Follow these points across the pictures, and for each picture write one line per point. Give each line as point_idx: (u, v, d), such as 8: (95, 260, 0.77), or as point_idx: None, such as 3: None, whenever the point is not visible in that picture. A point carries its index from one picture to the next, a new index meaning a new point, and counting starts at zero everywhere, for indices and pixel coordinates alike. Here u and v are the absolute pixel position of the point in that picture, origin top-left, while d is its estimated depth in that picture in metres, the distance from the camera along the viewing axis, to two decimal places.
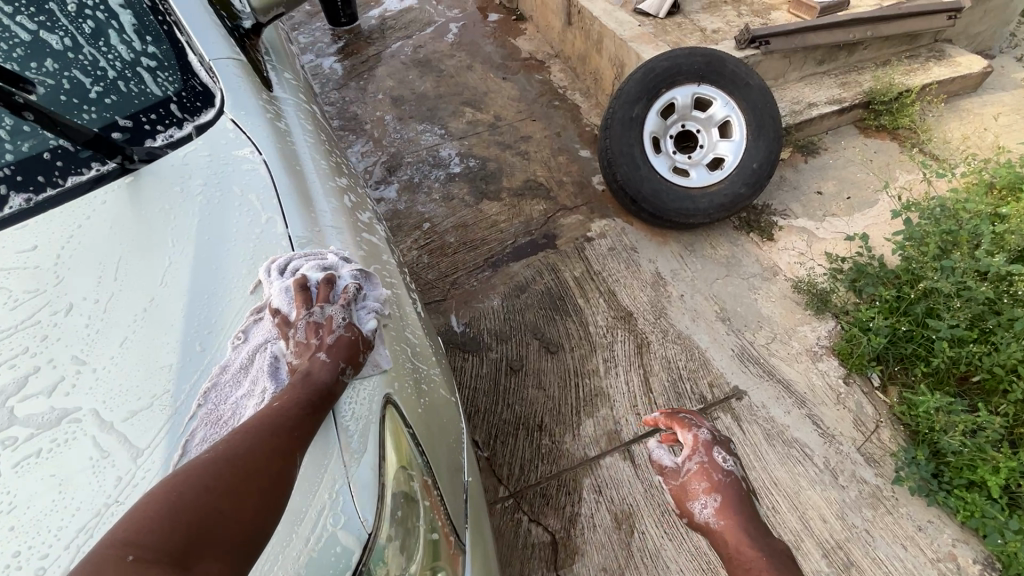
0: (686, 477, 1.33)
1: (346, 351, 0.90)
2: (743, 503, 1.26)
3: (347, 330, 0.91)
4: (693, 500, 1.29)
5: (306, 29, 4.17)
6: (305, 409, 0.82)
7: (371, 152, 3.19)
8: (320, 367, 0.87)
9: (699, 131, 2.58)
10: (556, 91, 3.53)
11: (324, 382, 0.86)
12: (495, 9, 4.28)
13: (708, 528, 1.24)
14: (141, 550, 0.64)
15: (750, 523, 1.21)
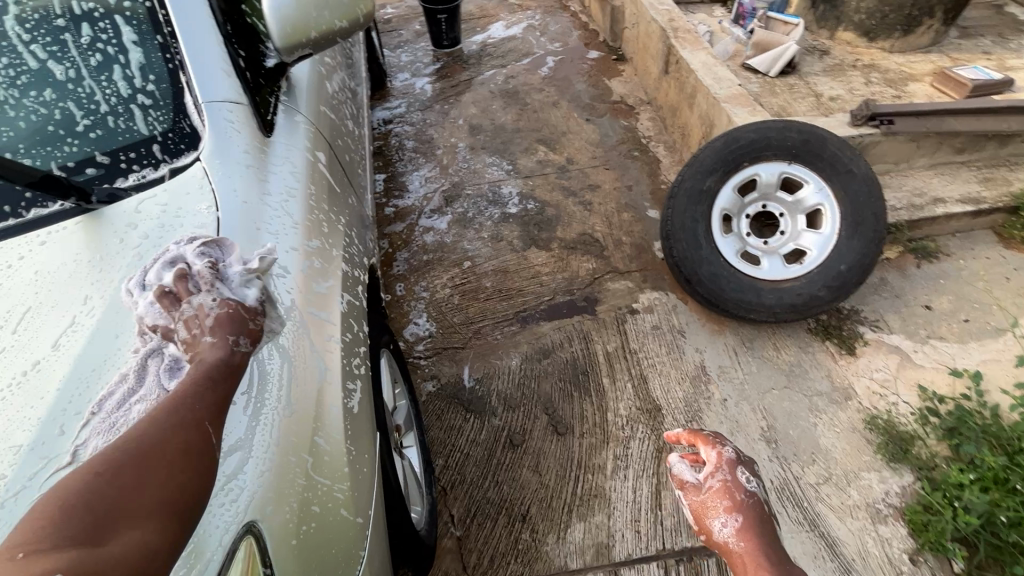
0: (706, 493, 1.27)
1: (231, 324, 0.76)
2: (765, 525, 1.21)
3: (224, 308, 0.76)
4: (712, 518, 1.23)
5: (409, 48, 4.31)
6: (202, 384, 0.73)
7: (434, 179, 3.17)
8: (215, 353, 0.75)
9: (781, 215, 2.24)
10: (638, 141, 3.31)
11: (216, 364, 0.74)
12: (597, 46, 4.15)
13: (727, 548, 1.20)
14: (36, 544, 0.57)
15: (772, 550, 1.17)
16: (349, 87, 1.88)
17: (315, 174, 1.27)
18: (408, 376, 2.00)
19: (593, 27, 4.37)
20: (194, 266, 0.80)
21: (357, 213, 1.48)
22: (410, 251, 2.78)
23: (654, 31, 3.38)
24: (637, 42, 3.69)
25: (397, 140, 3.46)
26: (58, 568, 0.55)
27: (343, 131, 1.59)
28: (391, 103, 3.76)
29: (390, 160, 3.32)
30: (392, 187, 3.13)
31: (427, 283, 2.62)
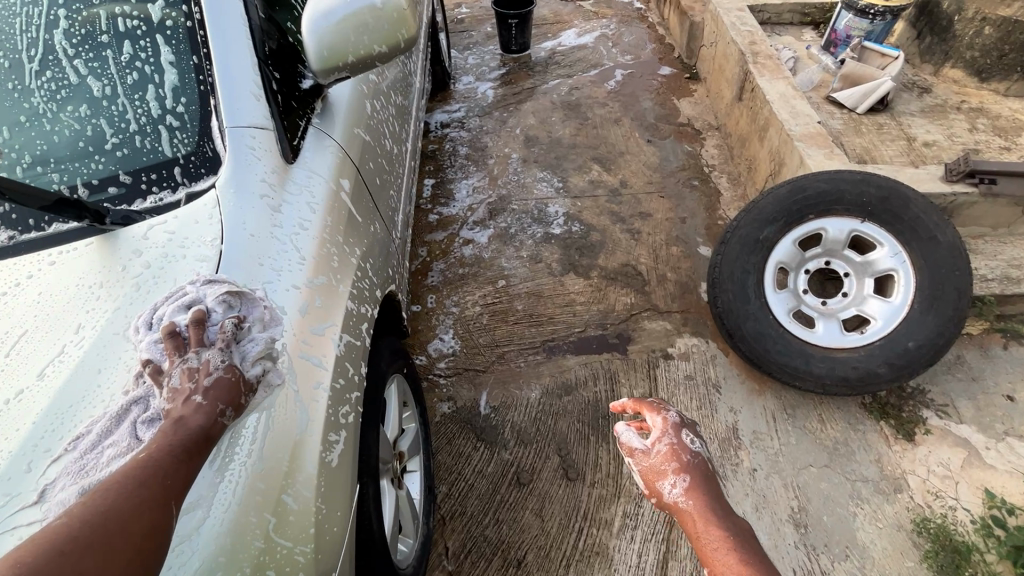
0: (654, 458, 1.13)
1: (227, 394, 0.80)
2: (712, 486, 1.07)
3: (226, 373, 0.81)
4: (661, 481, 1.10)
5: (477, 50, 4.27)
6: (178, 455, 0.73)
7: (482, 189, 3.13)
8: (196, 415, 0.77)
9: (846, 275, 2.02)
10: (700, 169, 3.12)
11: (197, 429, 0.76)
12: (671, 62, 3.95)
13: (679, 510, 1.05)
14: None
15: (724, 510, 1.03)
16: (397, 100, 1.85)
17: (336, 202, 1.24)
18: (422, 399, 1.97)
19: (669, 41, 4.16)
20: (213, 317, 0.84)
21: (380, 240, 1.45)
22: (447, 262, 2.75)
23: (732, 53, 3.16)
24: (713, 62, 3.48)
25: (451, 144, 3.44)
26: None
27: (379, 151, 1.56)
28: (451, 106, 3.75)
29: (441, 165, 3.30)
30: (439, 194, 3.12)
31: (458, 298, 2.59)
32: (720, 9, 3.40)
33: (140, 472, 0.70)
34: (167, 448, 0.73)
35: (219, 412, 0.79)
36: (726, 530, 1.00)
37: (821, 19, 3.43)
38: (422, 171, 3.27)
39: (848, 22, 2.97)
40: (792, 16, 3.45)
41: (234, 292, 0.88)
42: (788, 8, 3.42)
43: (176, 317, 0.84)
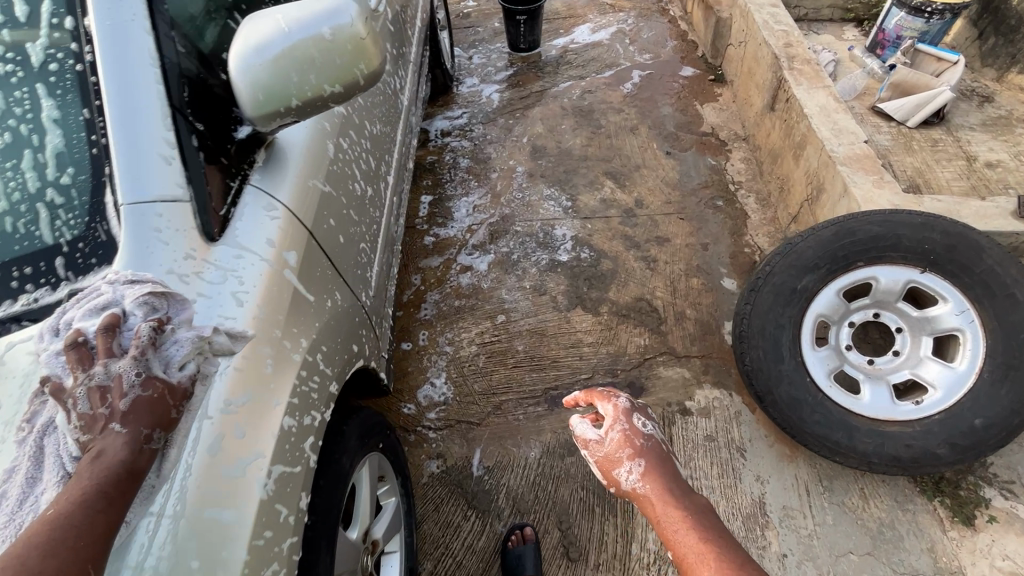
0: (608, 445, 1.22)
1: (152, 414, 0.69)
2: (667, 466, 1.17)
3: (145, 388, 0.69)
4: (618, 469, 1.19)
5: (483, 49, 3.98)
6: (95, 505, 0.63)
7: (483, 208, 2.87)
8: (114, 450, 0.65)
9: (898, 331, 1.74)
10: (724, 187, 2.82)
11: (120, 465, 0.65)
12: (693, 62, 3.62)
13: (636, 494, 1.15)
14: None
15: (679, 484, 1.14)
16: (376, 129, 1.59)
17: (278, 287, 0.99)
18: (406, 471, 1.74)
19: (692, 38, 3.82)
20: (132, 319, 0.73)
21: (344, 314, 1.21)
22: (442, 293, 2.52)
23: (764, 55, 2.83)
24: (742, 64, 3.15)
25: (451, 156, 3.18)
26: None
27: (345, 201, 1.31)
28: (452, 111, 3.47)
29: (440, 179, 3.05)
30: (436, 212, 2.87)
31: (452, 335, 2.35)
32: (751, 5, 3.05)
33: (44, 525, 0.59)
34: (78, 496, 0.62)
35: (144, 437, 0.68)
36: (685, 509, 1.08)
37: (865, 15, 3.08)
38: (419, 186, 3.02)
39: (899, 21, 2.62)
40: (833, 11, 3.10)
41: (154, 291, 0.77)
42: (829, 3, 3.07)
43: (84, 323, 0.72)
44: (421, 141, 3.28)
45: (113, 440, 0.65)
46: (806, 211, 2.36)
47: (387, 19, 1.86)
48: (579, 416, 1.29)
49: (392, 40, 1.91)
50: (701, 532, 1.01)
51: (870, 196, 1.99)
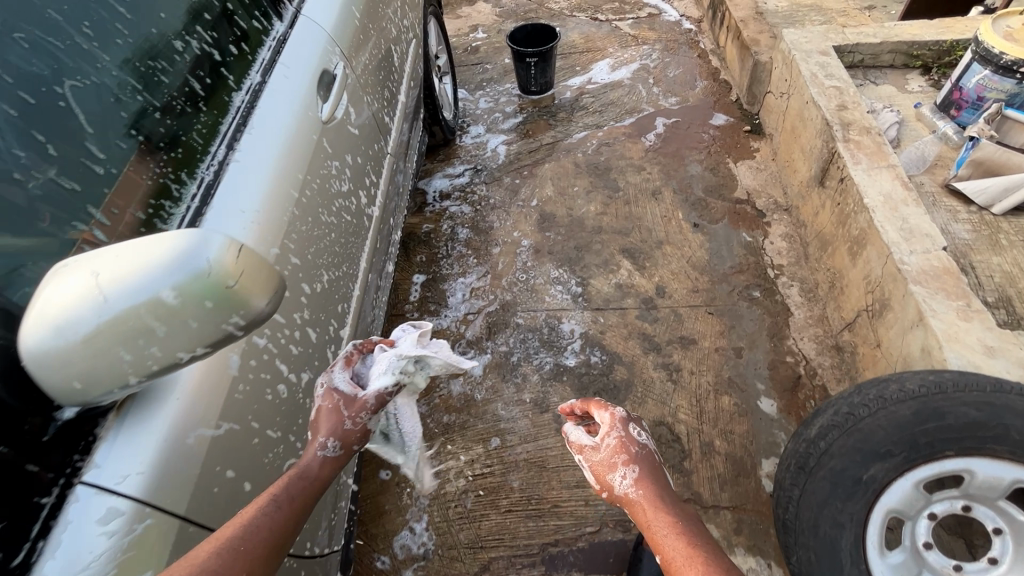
0: (603, 452, 1.07)
1: (329, 425, 1.01)
2: (660, 478, 1.03)
3: (328, 400, 1.03)
4: (612, 476, 1.04)
5: (490, 91, 3.62)
6: (288, 492, 0.91)
7: (482, 292, 2.53)
8: (308, 455, 0.98)
9: (997, 532, 1.34)
10: (762, 272, 2.42)
11: (309, 468, 0.96)
12: (726, 108, 3.20)
13: (629, 504, 1.01)
14: None
15: (672, 499, 1.00)
16: (320, 285, 1.26)
17: None
18: None
19: (724, 78, 3.39)
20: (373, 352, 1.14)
21: None
22: (430, 404, 2.19)
23: (811, 117, 2.41)
24: (784, 119, 2.72)
25: (449, 224, 2.85)
26: None
27: (255, 426, 0.99)
28: (453, 168, 3.13)
29: (435, 254, 2.72)
30: (428, 297, 2.55)
31: (438, 463, 2.02)
32: (796, 52, 2.62)
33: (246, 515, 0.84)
34: (282, 484, 0.92)
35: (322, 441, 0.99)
36: (677, 520, 0.95)
37: (934, 61, 2.61)
38: (411, 263, 2.70)
39: (981, 80, 2.16)
40: (895, 56, 2.64)
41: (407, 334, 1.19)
42: (889, 48, 2.61)
43: None
44: (416, 206, 2.95)
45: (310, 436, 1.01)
46: (864, 322, 1.95)
47: (350, 123, 1.53)
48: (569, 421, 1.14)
49: (360, 145, 1.58)
50: (694, 541, 0.91)
51: (953, 330, 1.58)
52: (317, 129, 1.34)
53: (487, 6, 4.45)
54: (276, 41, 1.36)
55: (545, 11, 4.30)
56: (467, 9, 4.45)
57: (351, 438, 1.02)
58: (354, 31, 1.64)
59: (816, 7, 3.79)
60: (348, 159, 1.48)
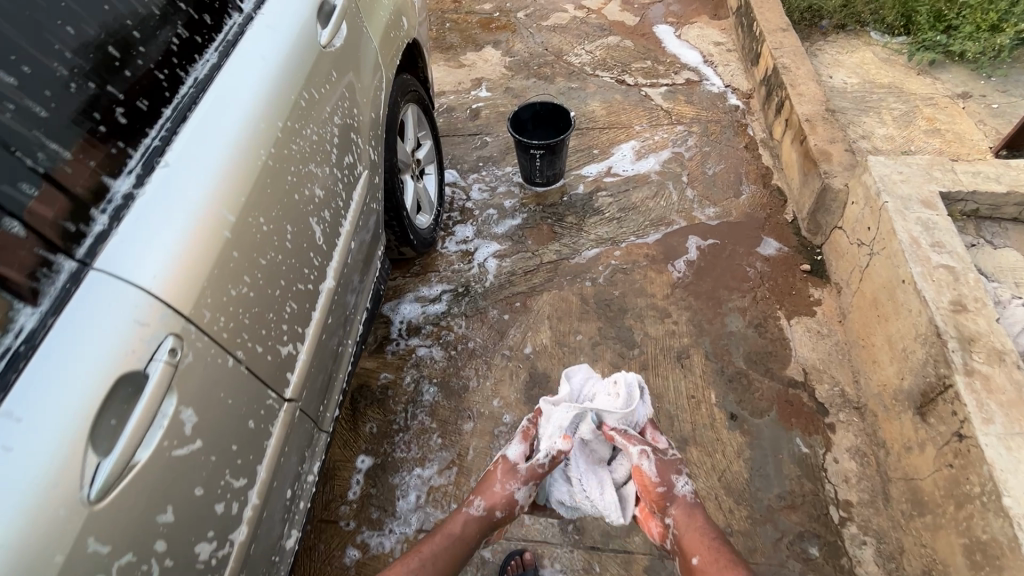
0: (658, 463, 1.52)
1: (485, 485, 1.56)
2: (694, 509, 1.49)
3: (499, 467, 1.58)
4: (671, 478, 1.51)
5: (487, 175, 2.97)
6: (442, 541, 1.48)
7: (444, 494, 1.92)
8: (460, 515, 1.52)
9: None
10: (822, 513, 1.76)
11: (455, 527, 1.50)
12: (779, 232, 2.52)
13: (683, 501, 1.49)
14: None
15: (702, 516, 1.48)
16: None
17: None
18: None
19: (776, 184, 2.72)
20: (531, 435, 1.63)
21: None
22: None
23: (908, 307, 1.73)
24: (861, 280, 2.05)
25: (413, 376, 2.23)
26: None
27: None
28: (428, 287, 2.51)
29: (390, 423, 2.11)
30: (372, 496, 1.94)
31: None
32: (888, 196, 1.94)
33: None
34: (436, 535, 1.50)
35: (483, 499, 1.53)
36: (711, 539, 1.42)
37: None
38: (358, 436, 2.09)
39: None
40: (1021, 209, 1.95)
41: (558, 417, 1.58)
42: (1017, 200, 1.92)
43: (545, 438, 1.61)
44: (376, 343, 2.34)
45: (470, 493, 1.56)
46: None
47: (181, 440, 0.91)
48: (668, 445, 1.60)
49: (205, 460, 0.96)
50: (725, 562, 1.36)
51: None
52: (61, 542, 0.73)
53: (496, 54, 3.80)
54: (4, 359, 0.77)
55: (562, 66, 3.64)
56: (472, 56, 3.80)
57: (505, 505, 1.52)
58: (214, 261, 1.01)
59: (893, 90, 3.10)
60: (163, 518, 0.88)
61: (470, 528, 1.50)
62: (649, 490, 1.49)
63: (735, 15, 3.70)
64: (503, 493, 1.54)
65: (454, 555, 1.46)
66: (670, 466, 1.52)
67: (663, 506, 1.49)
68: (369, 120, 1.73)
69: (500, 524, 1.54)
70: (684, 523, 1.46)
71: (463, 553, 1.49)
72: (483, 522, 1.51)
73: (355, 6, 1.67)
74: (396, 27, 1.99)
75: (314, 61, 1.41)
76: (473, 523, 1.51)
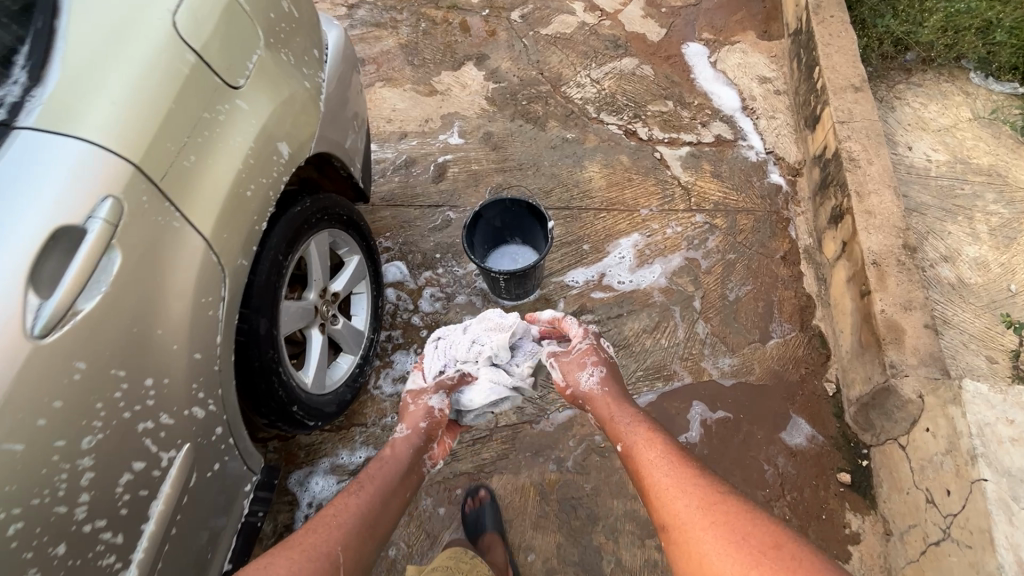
0: (576, 353, 1.69)
1: (408, 416, 1.62)
2: (617, 381, 1.63)
3: (415, 395, 1.67)
4: (582, 373, 1.64)
5: (444, 274, 2.33)
6: (387, 461, 1.49)
7: None
8: (395, 437, 1.58)
9: None
10: None
11: (396, 448, 1.54)
12: (813, 410, 1.88)
13: (595, 388, 1.61)
14: (309, 554, 1.20)
15: (621, 389, 1.62)
16: None
17: None
18: None
19: (818, 326, 2.04)
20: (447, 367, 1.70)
21: None
22: None
23: None
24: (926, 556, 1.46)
25: None
26: (308, 551, 1.21)
27: None
28: (350, 452, 1.96)
29: None
30: None
31: None
32: (988, 470, 1.34)
33: (345, 500, 1.35)
34: (383, 460, 1.50)
35: (404, 424, 1.60)
36: (633, 410, 1.52)
37: None
38: None
39: None
40: None
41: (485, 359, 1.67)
42: None
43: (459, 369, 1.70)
44: (275, 536, 1.84)
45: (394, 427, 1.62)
46: None
47: None
48: (583, 335, 1.72)
49: None
50: (645, 424, 1.47)
51: None
52: None
53: (478, 75, 2.99)
54: None
55: (559, 102, 2.83)
56: (447, 78, 3.00)
57: (423, 415, 1.61)
58: None
59: (993, 181, 2.30)
60: None
61: (402, 447, 1.54)
62: (562, 394, 1.66)
63: (791, 39, 2.82)
64: (417, 409, 1.64)
65: (397, 472, 1.48)
66: (574, 364, 1.65)
67: (580, 400, 1.63)
68: (189, 365, 1.10)
69: (432, 436, 1.60)
70: (601, 412, 1.56)
71: (404, 471, 1.50)
72: (415, 441, 1.57)
73: (147, 199, 1.00)
74: (266, 166, 1.30)
75: (10, 392, 0.81)
76: (402, 446, 1.54)
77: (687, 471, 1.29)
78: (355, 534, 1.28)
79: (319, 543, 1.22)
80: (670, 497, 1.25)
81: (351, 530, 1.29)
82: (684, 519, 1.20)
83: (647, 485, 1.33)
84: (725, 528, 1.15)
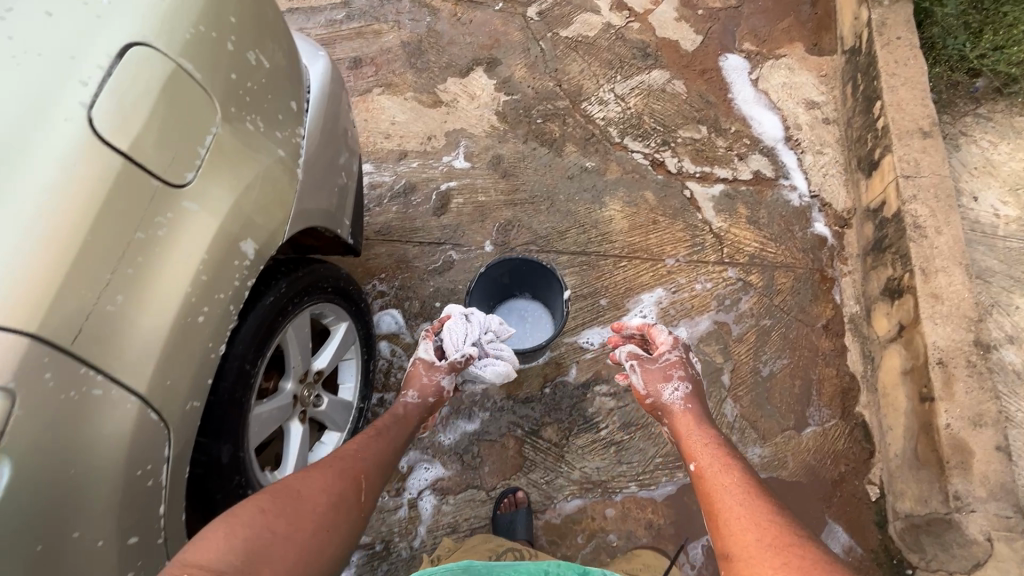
0: (662, 361, 1.61)
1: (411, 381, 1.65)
2: (702, 403, 1.54)
3: (426, 365, 1.64)
4: (666, 385, 1.57)
5: None
6: (399, 413, 1.55)
7: None
8: (403, 396, 1.60)
9: None
10: None
11: (407, 403, 1.59)
12: (852, 517, 1.69)
13: (679, 402, 1.53)
14: (337, 476, 1.23)
15: (704, 411, 1.52)
16: None
17: None
18: None
19: (861, 414, 1.82)
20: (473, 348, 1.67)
21: None
22: None
23: None
24: None
25: None
26: (336, 474, 1.24)
27: None
28: None
29: None
30: None
31: None
32: None
33: (365, 439, 1.39)
34: (394, 414, 1.54)
35: (412, 389, 1.61)
36: (712, 435, 1.41)
37: None
38: None
39: None
40: None
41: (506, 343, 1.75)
42: None
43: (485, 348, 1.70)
44: None
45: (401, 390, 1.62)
46: None
47: None
48: (673, 347, 1.65)
49: None
50: (724, 450, 1.34)
51: None
52: None
53: (488, 84, 2.66)
54: None
55: (578, 122, 2.52)
56: (453, 85, 2.67)
57: (435, 391, 1.63)
58: None
59: None
60: None
61: (412, 408, 1.58)
62: (641, 402, 1.60)
63: (846, 57, 2.47)
64: (429, 383, 1.63)
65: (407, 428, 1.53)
66: (659, 374, 1.58)
67: (661, 412, 1.55)
68: (120, 554, 0.90)
69: (438, 407, 1.63)
70: (679, 428, 1.48)
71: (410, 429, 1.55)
72: (426, 403, 1.61)
73: (49, 371, 0.79)
74: (225, 277, 1.02)
75: None
76: (413, 411, 1.57)
77: (762, 505, 1.16)
78: (375, 469, 1.33)
79: (347, 469, 1.27)
80: (739, 528, 1.12)
81: (370, 465, 1.33)
82: (754, 554, 1.06)
83: (715, 511, 1.20)
84: (799, 575, 0.98)
